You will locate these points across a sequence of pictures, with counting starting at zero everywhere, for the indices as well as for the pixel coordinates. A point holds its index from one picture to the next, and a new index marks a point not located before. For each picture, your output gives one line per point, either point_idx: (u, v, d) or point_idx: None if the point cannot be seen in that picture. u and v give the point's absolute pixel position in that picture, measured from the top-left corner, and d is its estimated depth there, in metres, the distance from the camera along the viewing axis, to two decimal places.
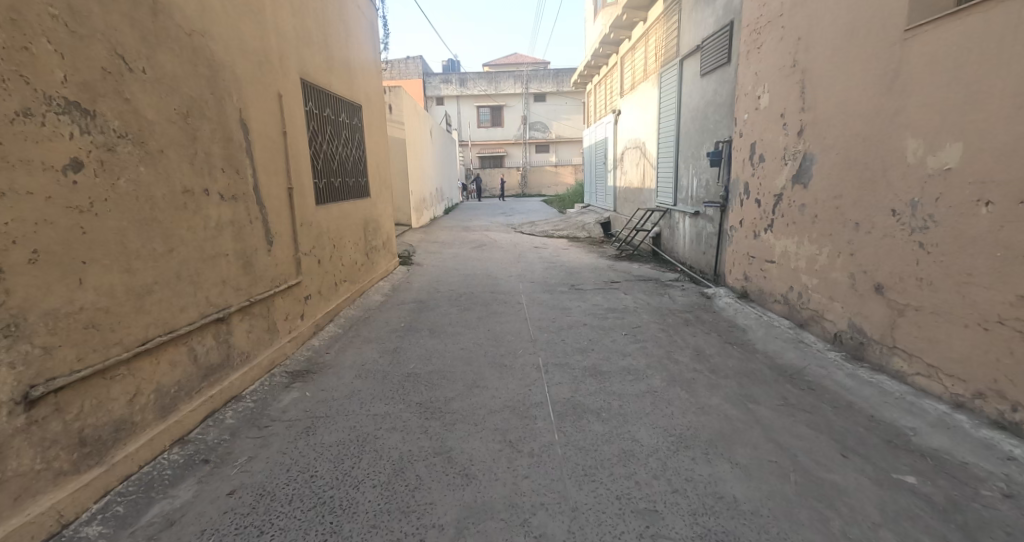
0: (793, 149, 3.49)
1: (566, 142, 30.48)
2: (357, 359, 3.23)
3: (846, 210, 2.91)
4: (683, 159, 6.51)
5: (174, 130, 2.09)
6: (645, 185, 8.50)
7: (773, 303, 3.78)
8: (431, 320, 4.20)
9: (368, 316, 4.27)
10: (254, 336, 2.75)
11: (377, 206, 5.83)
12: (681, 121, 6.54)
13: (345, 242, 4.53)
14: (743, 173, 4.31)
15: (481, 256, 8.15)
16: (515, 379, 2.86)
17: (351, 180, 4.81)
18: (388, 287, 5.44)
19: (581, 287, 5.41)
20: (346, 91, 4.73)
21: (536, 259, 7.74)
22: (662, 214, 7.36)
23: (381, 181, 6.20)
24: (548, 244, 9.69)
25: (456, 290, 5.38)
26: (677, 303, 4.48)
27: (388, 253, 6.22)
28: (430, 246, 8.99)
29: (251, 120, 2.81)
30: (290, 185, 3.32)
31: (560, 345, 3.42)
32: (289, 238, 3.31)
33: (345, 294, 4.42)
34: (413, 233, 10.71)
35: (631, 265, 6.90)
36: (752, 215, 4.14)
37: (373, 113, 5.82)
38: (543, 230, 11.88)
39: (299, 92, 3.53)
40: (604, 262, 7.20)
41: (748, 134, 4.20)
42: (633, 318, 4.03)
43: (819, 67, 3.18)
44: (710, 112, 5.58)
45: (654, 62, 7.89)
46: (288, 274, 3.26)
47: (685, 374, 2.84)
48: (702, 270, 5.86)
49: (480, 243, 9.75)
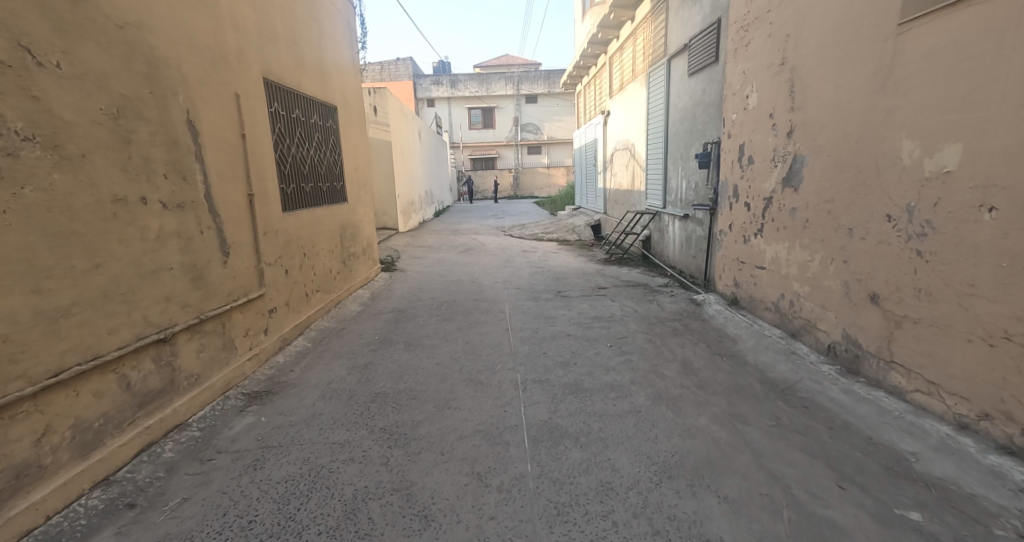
0: (782, 150, 3.34)
1: (558, 143, 30.34)
2: (323, 377, 3.02)
3: (838, 214, 2.75)
4: (673, 161, 6.36)
5: (100, 132, 1.89)
6: (635, 187, 8.34)
7: (764, 311, 3.61)
8: (408, 331, 4.00)
9: (341, 328, 4.06)
10: (207, 357, 2.54)
11: (356, 211, 5.62)
12: (669, 122, 6.40)
13: (318, 250, 4.32)
14: (732, 175, 4.15)
15: (468, 261, 7.95)
16: (491, 399, 2.66)
17: (325, 185, 4.60)
18: (367, 296, 5.23)
19: (568, 293, 5.22)
20: (319, 92, 4.52)
21: (524, 264, 7.55)
22: (653, 217, 7.20)
23: (361, 185, 5.99)
24: (538, 247, 9.52)
25: (438, 298, 5.18)
26: (666, 311, 4.30)
27: (369, 260, 6.01)
28: (416, 251, 8.77)
29: (202, 122, 2.61)
30: (250, 191, 3.12)
31: (540, 359, 3.23)
32: (250, 248, 3.10)
33: (318, 305, 4.21)
34: (400, 237, 10.50)
35: (620, 269, 6.73)
36: (742, 219, 3.98)
37: (351, 115, 5.61)
38: (533, 233, 11.70)
39: (261, 92, 3.32)
40: (593, 266, 7.03)
41: (736, 135, 4.04)
42: (619, 328, 3.85)
43: (809, 65, 3.01)
44: (699, 113, 5.43)
45: (642, 62, 7.75)
46: (249, 287, 3.05)
47: (671, 391, 2.66)
48: (692, 275, 5.70)
49: (468, 247, 9.55)
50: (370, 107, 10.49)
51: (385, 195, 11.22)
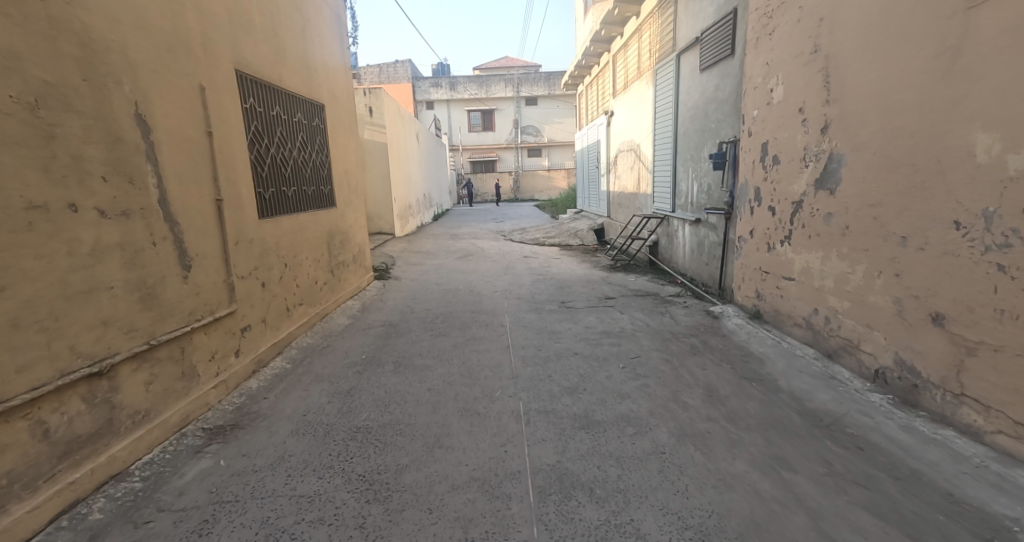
0: (814, 149, 2.99)
1: (558, 146, 30.07)
2: (299, 406, 2.67)
3: (887, 221, 2.40)
4: (682, 162, 6.02)
5: (6, 124, 1.57)
6: (641, 190, 8.01)
7: (793, 327, 3.26)
8: (398, 349, 3.65)
9: (326, 345, 3.71)
10: (159, 388, 2.18)
11: (346, 216, 5.27)
12: (679, 121, 6.07)
13: (301, 259, 3.97)
14: (753, 177, 3.80)
15: (466, 268, 7.59)
16: (489, 435, 2.30)
17: (310, 189, 4.26)
18: (357, 307, 4.87)
19: (572, 304, 4.87)
20: (303, 89, 4.18)
21: (525, 271, 7.20)
22: (661, 221, 6.85)
23: (352, 188, 5.65)
24: (539, 252, 9.18)
25: (433, 310, 4.83)
26: (681, 325, 3.95)
27: (360, 268, 5.65)
28: (412, 258, 8.42)
29: (157, 116, 2.26)
30: (218, 196, 2.77)
31: (545, 383, 2.88)
32: (217, 260, 2.75)
33: (300, 320, 3.85)
34: (396, 242, 10.16)
35: (627, 277, 6.38)
36: (765, 225, 3.64)
37: (342, 113, 5.27)
38: (534, 237, 11.34)
39: (233, 85, 2.98)
40: (597, 274, 6.67)
41: (758, 133, 3.70)
42: (631, 346, 3.50)
43: (847, 51, 2.67)
44: (712, 110, 5.09)
45: (648, 59, 7.42)
46: (216, 305, 2.69)
47: (698, 425, 2.31)
48: (705, 284, 5.36)
49: (467, 253, 9.19)
50: (365, 107, 10.21)
51: (381, 199, 10.88)
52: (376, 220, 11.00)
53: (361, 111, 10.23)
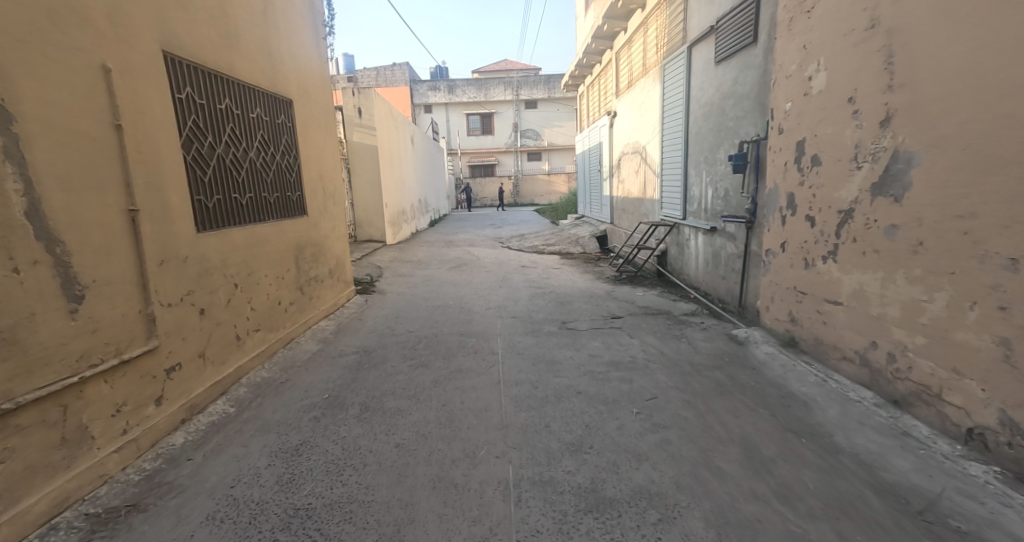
0: (868, 146, 2.45)
1: (558, 149, 29.61)
2: (229, 471, 2.11)
3: (985, 237, 1.85)
4: (695, 165, 5.50)
5: None
6: (646, 195, 7.49)
7: (840, 361, 2.70)
8: (369, 386, 3.10)
9: (283, 381, 3.15)
10: (17, 468, 1.65)
11: (319, 226, 4.73)
12: (690, 120, 5.55)
13: (258, 278, 3.43)
14: (784, 181, 3.26)
15: (459, 279, 7.05)
16: (464, 523, 1.75)
17: (269, 196, 3.72)
18: (331, 330, 4.33)
19: (574, 325, 4.32)
20: (263, 81, 3.65)
21: (522, 283, 6.65)
22: (670, 229, 6.31)
23: (330, 195, 5.11)
24: (538, 261, 8.65)
25: (417, 332, 4.28)
26: (701, 354, 3.39)
27: (338, 285, 5.12)
28: (402, 268, 7.88)
29: (21, 103, 1.74)
30: (134, 205, 2.22)
31: (541, 438, 2.33)
32: (132, 285, 2.20)
33: (255, 349, 3.31)
34: (387, 250, 9.63)
35: (634, 291, 5.84)
36: (799, 237, 3.09)
37: (314, 111, 4.75)
38: (534, 244, 10.82)
39: (156, 70, 2.45)
40: (601, 287, 6.13)
41: (790, 130, 3.16)
42: (644, 383, 2.94)
43: (918, 23, 2.13)
44: (730, 107, 4.57)
45: (655, 54, 6.91)
46: (127, 342, 2.15)
47: (743, 509, 1.75)
48: (722, 300, 4.82)
49: (461, 262, 8.65)
50: (353, 108, 9.83)
51: (372, 205, 10.36)
52: (366, 227, 10.49)
53: (349, 112, 9.83)
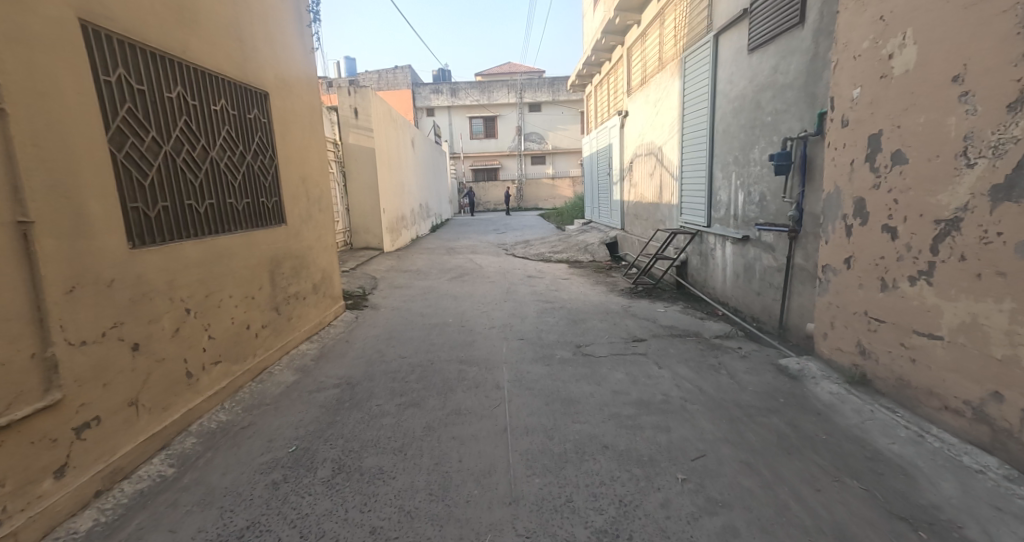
0: (987, 137, 1.90)
1: (563, 153, 29.10)
2: None
3: None
4: (723, 167, 4.95)
5: None
6: (663, 200, 6.95)
7: (941, 412, 2.14)
8: (349, 433, 2.56)
9: (245, 426, 2.62)
10: None
11: (299, 237, 4.21)
12: (717, 117, 5.02)
13: (220, 299, 2.91)
14: (848, 184, 2.71)
15: (459, 292, 6.50)
16: None
17: (236, 202, 3.20)
18: (313, 356, 3.80)
19: (591, 351, 3.76)
20: (229, 69, 3.14)
21: (529, 297, 6.09)
22: (693, 238, 5.76)
23: (315, 201, 4.58)
24: (545, 271, 8.09)
25: (410, 359, 3.73)
26: (748, 391, 2.83)
27: (323, 303, 4.63)
28: (398, 279, 7.34)
29: None
30: (25, 215, 1.72)
31: (564, 522, 1.77)
32: (22, 321, 1.69)
33: (216, 385, 2.79)
34: (385, 259, 9.10)
35: (653, 307, 5.29)
36: (872, 253, 2.54)
37: (296, 106, 4.24)
38: (540, 252, 10.28)
39: (68, 43, 1.94)
40: (616, 302, 5.58)
41: (858, 122, 2.61)
42: (686, 435, 2.38)
43: None
44: (768, 100, 4.02)
45: (674, 46, 6.39)
46: (10, 401, 1.63)
47: None
48: (758, 319, 4.27)
49: (462, 272, 8.10)
50: (349, 108, 9.42)
51: (369, 210, 9.82)
52: (363, 234, 9.95)
53: (344, 113, 9.44)
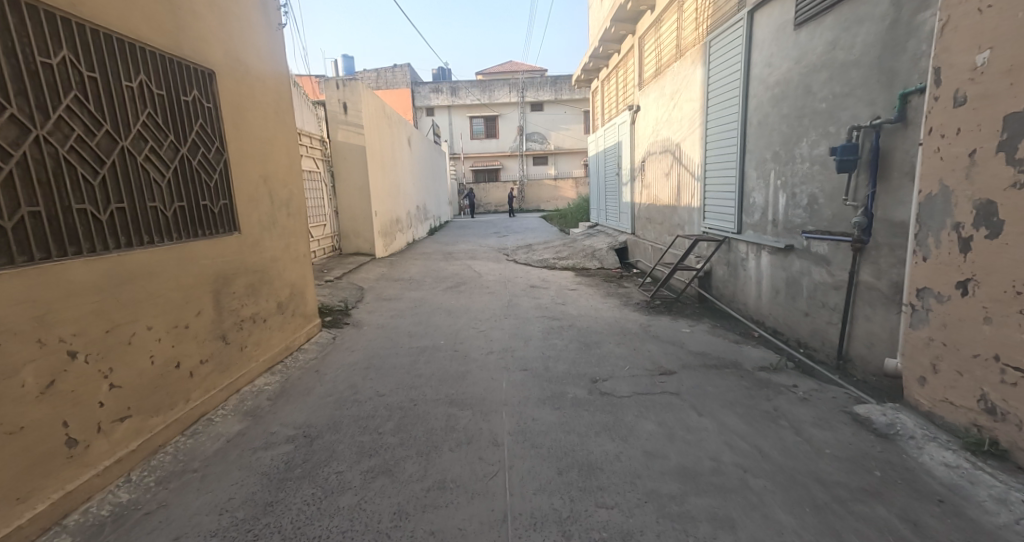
0: None
1: (565, 154, 28.46)
2: None
3: None
4: (759, 165, 4.30)
5: None
6: (683, 202, 6.28)
7: None
8: (293, 521, 1.88)
9: (151, 509, 1.94)
10: None
11: (258, 247, 3.55)
12: (751, 107, 4.38)
13: (133, 332, 2.25)
14: (963, 183, 2.02)
15: (454, 307, 5.83)
16: None
17: (159, 206, 2.53)
18: (270, 395, 3.13)
19: (610, 390, 3.09)
20: (145, 33, 2.48)
21: (532, 313, 5.41)
22: (718, 246, 5.10)
23: (280, 204, 3.91)
24: (550, 280, 7.42)
25: (389, 400, 3.06)
26: (826, 455, 2.14)
27: (289, 326, 3.95)
28: (388, 290, 6.66)
29: None
30: None
31: None
32: None
33: (121, 449, 2.11)
34: (376, 266, 8.43)
35: (676, 326, 4.61)
36: (1009, 277, 1.85)
37: (256, 91, 3.59)
38: (544, 257, 9.61)
39: None
40: (632, 320, 4.90)
41: (984, 98, 1.93)
42: (759, 535, 1.69)
43: None
44: (821, 84, 3.36)
45: (695, 30, 5.76)
46: None
47: None
48: (808, 346, 3.58)
49: (459, 281, 7.44)
50: (337, 102, 8.85)
51: (359, 213, 9.16)
52: (354, 238, 9.30)
53: (333, 108, 8.88)
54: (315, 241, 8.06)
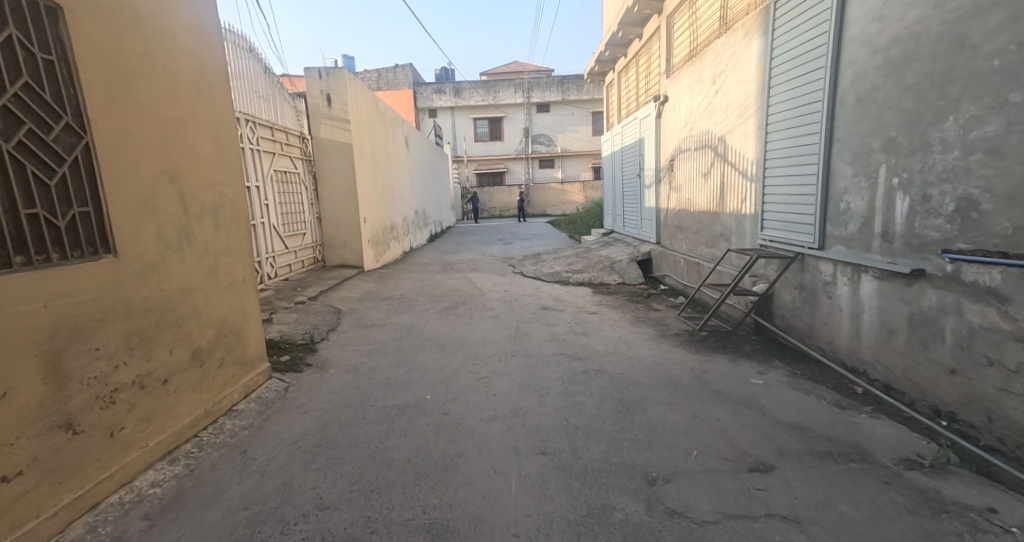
0: None
1: (572, 156, 27.38)
2: None
3: None
4: (860, 159, 3.18)
5: None
6: (735, 206, 5.19)
7: None
8: None
9: None
10: None
11: (158, 274, 2.45)
12: (845, 80, 3.29)
13: None
14: None
15: (449, 339, 4.73)
16: None
17: None
18: (150, 511, 2.01)
19: (679, 505, 1.99)
20: None
21: (545, 349, 4.32)
22: (790, 265, 3.99)
23: (199, 211, 2.81)
24: (564, 300, 6.32)
25: (335, 521, 1.99)
26: None
27: (212, 384, 2.84)
28: (371, 316, 5.58)
29: None
30: None
31: None
32: None
33: None
34: (363, 282, 7.36)
35: (740, 375, 3.48)
36: None
37: (160, 48, 2.53)
38: (555, 269, 8.51)
39: None
40: (677, 364, 3.78)
41: None
42: None
43: None
44: (990, 33, 2.27)
45: None
46: None
47: None
48: (969, 421, 2.44)
49: (457, 302, 6.36)
50: (320, 94, 7.80)
51: (345, 221, 8.08)
52: (340, 249, 8.22)
53: (315, 101, 7.85)
54: (290, 253, 6.99)
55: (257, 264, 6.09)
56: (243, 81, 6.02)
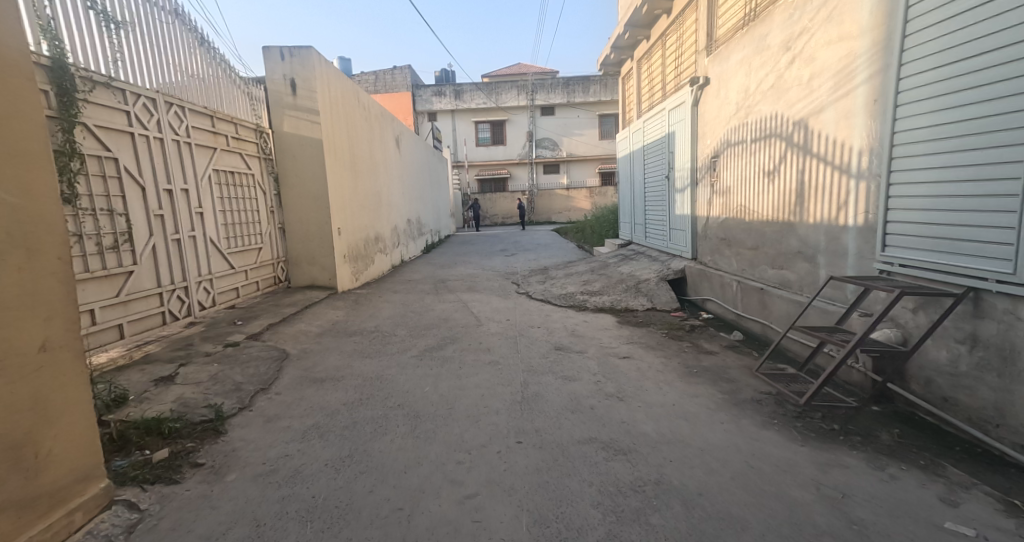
0: None
1: (579, 161, 26.04)
2: None
3: None
4: None
5: None
6: (823, 214, 3.76)
7: None
8: None
9: None
10: None
11: None
12: None
13: None
14: None
15: (427, 407, 3.29)
16: None
17: None
18: None
19: None
20: None
21: (567, 430, 2.88)
22: (956, 308, 2.55)
23: None
24: (584, 337, 4.88)
25: None
26: None
27: None
28: (327, 363, 4.15)
29: None
30: None
31: None
32: None
33: None
34: (333, 309, 5.95)
35: (913, 501, 2.03)
36: None
37: None
38: (567, 290, 7.07)
39: None
40: (787, 469, 2.34)
41: None
42: None
43: None
44: None
45: None
46: None
47: None
48: None
49: (446, 338, 4.94)
50: (284, 80, 6.46)
51: (314, 233, 6.67)
52: (307, 266, 6.80)
53: (278, 88, 6.50)
54: (237, 274, 5.60)
55: (184, 291, 4.68)
56: (171, 55, 4.70)
